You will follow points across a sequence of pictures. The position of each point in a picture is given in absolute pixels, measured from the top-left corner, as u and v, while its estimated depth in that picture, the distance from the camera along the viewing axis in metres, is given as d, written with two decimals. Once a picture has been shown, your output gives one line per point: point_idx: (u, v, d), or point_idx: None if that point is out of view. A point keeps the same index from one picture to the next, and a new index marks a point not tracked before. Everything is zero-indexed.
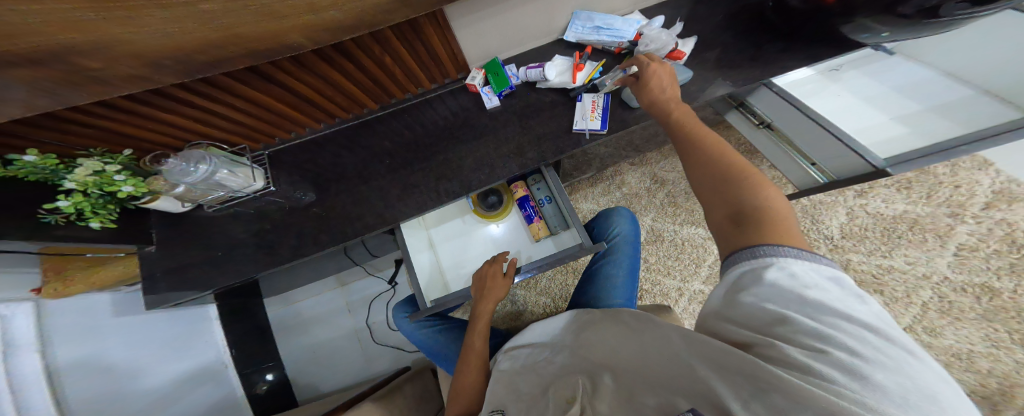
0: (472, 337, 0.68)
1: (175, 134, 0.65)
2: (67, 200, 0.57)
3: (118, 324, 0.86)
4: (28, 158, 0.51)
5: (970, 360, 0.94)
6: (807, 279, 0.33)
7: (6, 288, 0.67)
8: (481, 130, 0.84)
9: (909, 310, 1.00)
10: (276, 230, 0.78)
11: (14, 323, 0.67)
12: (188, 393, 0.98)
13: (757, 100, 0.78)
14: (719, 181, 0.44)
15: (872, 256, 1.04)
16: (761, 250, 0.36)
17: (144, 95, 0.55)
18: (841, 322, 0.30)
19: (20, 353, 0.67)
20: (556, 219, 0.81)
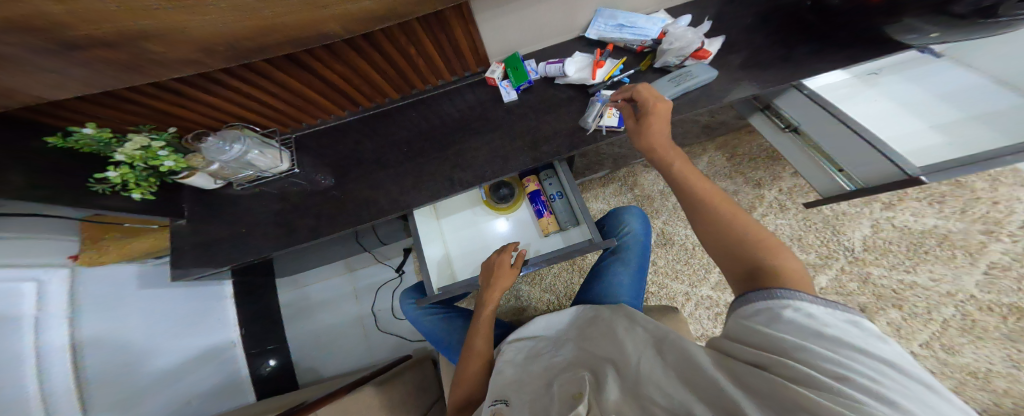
0: (473, 337, 0.66)
1: (216, 116, 0.70)
2: (115, 171, 0.60)
3: (141, 296, 0.89)
4: (86, 130, 0.54)
5: (987, 379, 0.90)
6: (824, 318, 0.33)
7: (42, 254, 0.71)
8: (499, 123, 0.84)
9: (928, 327, 0.95)
10: (295, 210, 0.81)
11: (48, 285, 0.71)
12: (197, 368, 0.98)
13: (785, 101, 0.75)
14: (729, 241, 0.45)
15: (895, 270, 1.00)
16: (777, 293, 0.37)
17: (192, 79, 0.59)
18: (861, 355, 0.30)
19: (53, 318, 0.71)
20: (567, 215, 0.80)
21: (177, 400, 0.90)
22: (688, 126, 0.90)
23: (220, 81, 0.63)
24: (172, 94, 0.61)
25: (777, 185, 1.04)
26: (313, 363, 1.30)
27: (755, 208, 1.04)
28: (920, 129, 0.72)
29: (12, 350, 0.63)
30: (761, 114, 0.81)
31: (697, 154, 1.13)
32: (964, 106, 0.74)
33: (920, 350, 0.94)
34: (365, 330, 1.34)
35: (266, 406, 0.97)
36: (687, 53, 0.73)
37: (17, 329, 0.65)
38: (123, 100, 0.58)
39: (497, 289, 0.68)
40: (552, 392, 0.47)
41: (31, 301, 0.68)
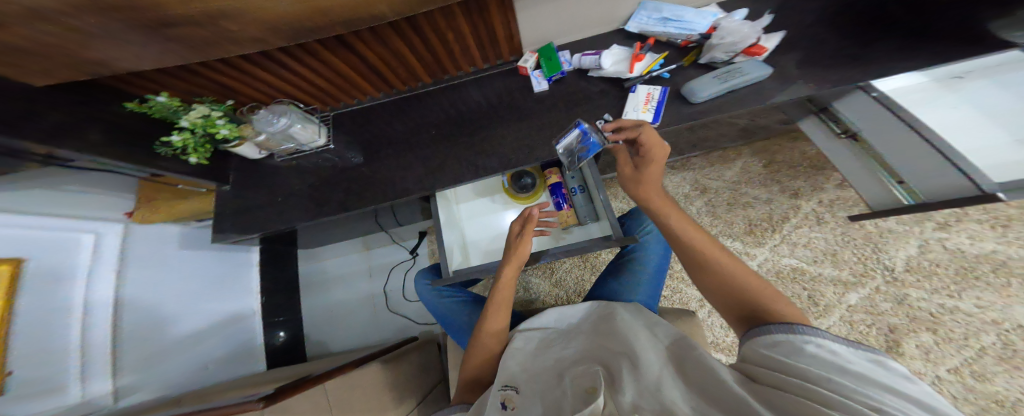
0: (483, 336, 0.61)
1: (268, 92, 0.75)
2: (179, 136, 0.67)
3: (182, 256, 0.96)
4: (159, 98, 0.61)
5: (1012, 408, 0.75)
6: (846, 355, 0.32)
7: (101, 208, 0.80)
8: (528, 112, 0.84)
9: (961, 352, 0.80)
10: (325, 184, 0.83)
11: (104, 239, 0.77)
12: (221, 331, 1.02)
13: (846, 106, 0.67)
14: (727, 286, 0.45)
15: (935, 294, 0.85)
16: (794, 330, 0.36)
17: (251, 57, 0.64)
18: (890, 392, 0.28)
19: (103, 268, 0.76)
20: (586, 210, 0.79)
21: (198, 362, 0.93)
22: (724, 129, 0.87)
23: (275, 59, 0.66)
24: (230, 67, 0.65)
25: (817, 196, 0.98)
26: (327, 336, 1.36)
27: (788, 219, 0.99)
28: (1004, 140, 0.54)
29: (59, 301, 0.67)
30: (813, 117, 0.73)
31: (731, 159, 1.08)
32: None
33: (947, 376, 0.80)
34: (377, 308, 1.38)
35: (272, 376, 1.00)
36: (739, 49, 0.70)
37: (71, 277, 0.70)
38: (192, 73, 0.65)
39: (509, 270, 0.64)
40: (564, 383, 0.47)
41: (87, 251, 0.74)
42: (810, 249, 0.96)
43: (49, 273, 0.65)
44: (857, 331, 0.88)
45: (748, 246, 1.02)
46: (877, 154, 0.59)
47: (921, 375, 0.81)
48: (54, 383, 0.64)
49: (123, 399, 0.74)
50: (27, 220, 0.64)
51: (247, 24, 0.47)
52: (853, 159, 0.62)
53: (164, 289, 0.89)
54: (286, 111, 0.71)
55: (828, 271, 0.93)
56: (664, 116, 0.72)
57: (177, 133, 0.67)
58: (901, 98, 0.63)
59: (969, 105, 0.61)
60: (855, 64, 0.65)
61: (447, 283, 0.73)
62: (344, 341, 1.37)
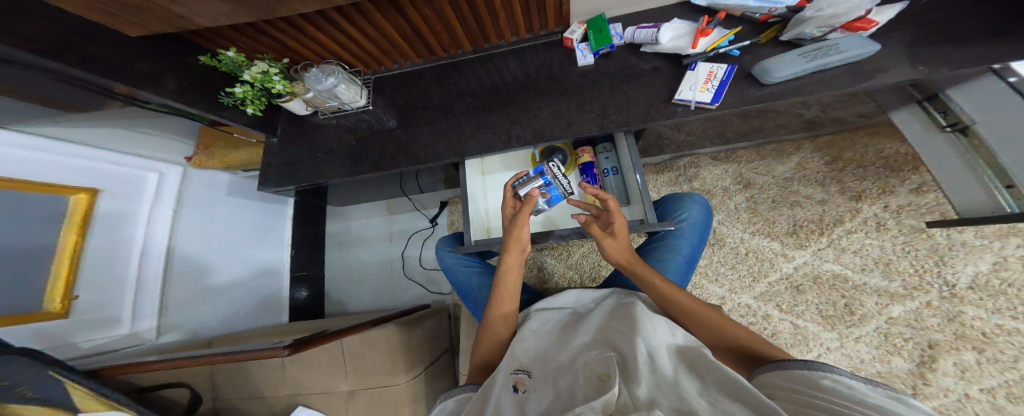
0: (494, 321, 0.62)
1: (320, 53, 0.76)
2: (241, 88, 0.70)
3: (230, 203, 1.02)
4: (228, 53, 0.65)
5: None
6: (864, 390, 0.30)
7: (165, 152, 0.85)
8: (570, 85, 0.80)
9: (1004, 374, 0.75)
10: (361, 144, 0.85)
11: (167, 178, 0.84)
12: (255, 280, 1.10)
13: (962, 95, 0.57)
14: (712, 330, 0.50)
15: (996, 313, 0.78)
16: (802, 367, 0.36)
17: (312, 17, 0.64)
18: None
19: (161, 204, 0.82)
20: (618, 191, 0.76)
21: (230, 308, 1.00)
22: (785, 119, 0.81)
23: (330, 19, 0.66)
24: (290, 26, 0.66)
25: (883, 199, 0.90)
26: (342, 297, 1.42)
27: (841, 222, 0.93)
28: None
29: (125, 236, 0.74)
30: (914, 106, 0.62)
31: (788, 153, 1.01)
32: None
33: (977, 394, 0.76)
34: (394, 271, 1.42)
35: (288, 329, 1.06)
36: (837, 23, 0.62)
37: (132, 216, 0.76)
38: (254, 30, 0.66)
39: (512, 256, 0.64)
40: (576, 368, 0.45)
41: (150, 188, 0.80)
42: (860, 256, 0.90)
43: (110, 215, 0.71)
44: (889, 343, 0.84)
45: (788, 247, 0.97)
46: (989, 151, 0.50)
47: (947, 391, 0.77)
48: (109, 314, 0.71)
49: (165, 336, 0.82)
50: (103, 154, 0.71)
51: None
52: (954, 155, 0.54)
53: (209, 237, 0.95)
54: (334, 72, 0.72)
55: (874, 281, 0.88)
56: (725, 98, 0.66)
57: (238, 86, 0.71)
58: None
59: None
60: (963, 48, 0.56)
61: (470, 252, 0.74)
62: (357, 306, 1.41)
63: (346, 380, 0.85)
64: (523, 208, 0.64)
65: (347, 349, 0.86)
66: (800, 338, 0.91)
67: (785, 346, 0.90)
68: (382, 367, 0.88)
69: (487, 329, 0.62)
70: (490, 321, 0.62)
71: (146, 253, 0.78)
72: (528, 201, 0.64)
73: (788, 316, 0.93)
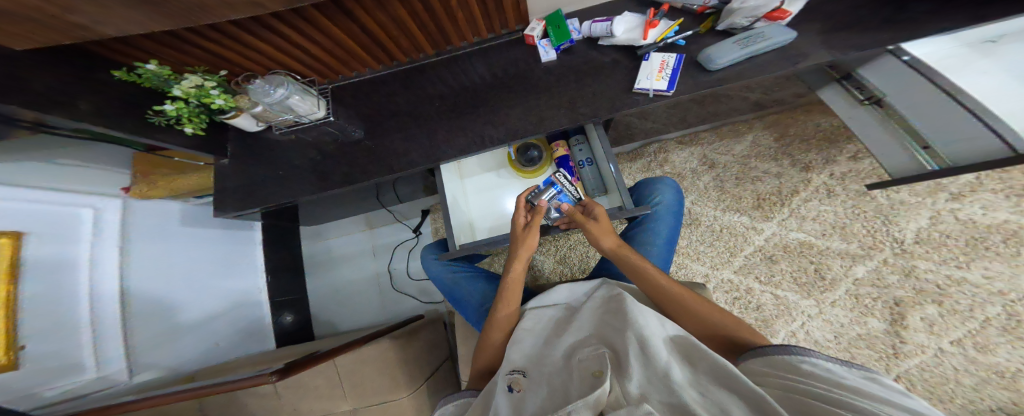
0: (492, 330, 0.64)
1: (260, 61, 0.70)
2: (172, 105, 0.64)
3: (185, 233, 0.95)
4: (148, 66, 0.59)
5: (1013, 378, 0.75)
6: (841, 374, 0.32)
7: (100, 183, 0.78)
8: (536, 83, 0.80)
9: (965, 324, 0.80)
10: (330, 157, 0.81)
11: (106, 213, 0.76)
12: (232, 310, 1.03)
13: (871, 71, 0.63)
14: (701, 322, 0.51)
15: (944, 265, 0.84)
16: (782, 352, 0.38)
17: (246, 22, 0.59)
18: (879, 404, 0.28)
19: (103, 245, 0.75)
20: (595, 181, 0.77)
21: (207, 340, 0.94)
22: (735, 103, 0.86)
23: (267, 24, 0.61)
24: (221, 33, 0.60)
25: (829, 168, 0.96)
26: (330, 317, 1.36)
27: (798, 193, 0.99)
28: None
29: (65, 282, 0.67)
30: (835, 85, 0.68)
31: (743, 132, 1.08)
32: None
33: (950, 348, 0.80)
34: (380, 286, 1.38)
35: (276, 355, 1.01)
36: (762, 13, 0.64)
37: (72, 260, 0.69)
38: (179, 39, 0.60)
39: (522, 259, 0.68)
40: (571, 369, 0.46)
41: (88, 227, 0.72)
42: (819, 223, 0.96)
43: (46, 263, 0.64)
44: (861, 304, 0.89)
45: (755, 220, 1.02)
46: (906, 120, 0.54)
47: (922, 347, 0.82)
48: (71, 361, 0.66)
49: (139, 376, 0.77)
50: (21, 193, 0.62)
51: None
52: (875, 124, 0.58)
53: (169, 272, 0.88)
54: (283, 83, 0.67)
55: (836, 244, 0.93)
56: (679, 85, 0.68)
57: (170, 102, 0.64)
58: (940, 66, 0.57)
59: (1008, 67, 0.55)
60: (886, 26, 0.60)
61: (457, 257, 0.71)
62: (342, 328, 1.35)
63: (348, 401, 0.84)
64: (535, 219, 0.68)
65: (343, 368, 0.84)
66: (782, 308, 0.95)
67: (769, 317, 0.95)
68: (383, 384, 0.87)
69: (488, 336, 0.64)
70: (488, 331, 0.65)
71: (96, 297, 0.72)
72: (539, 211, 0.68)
73: (768, 287, 0.98)
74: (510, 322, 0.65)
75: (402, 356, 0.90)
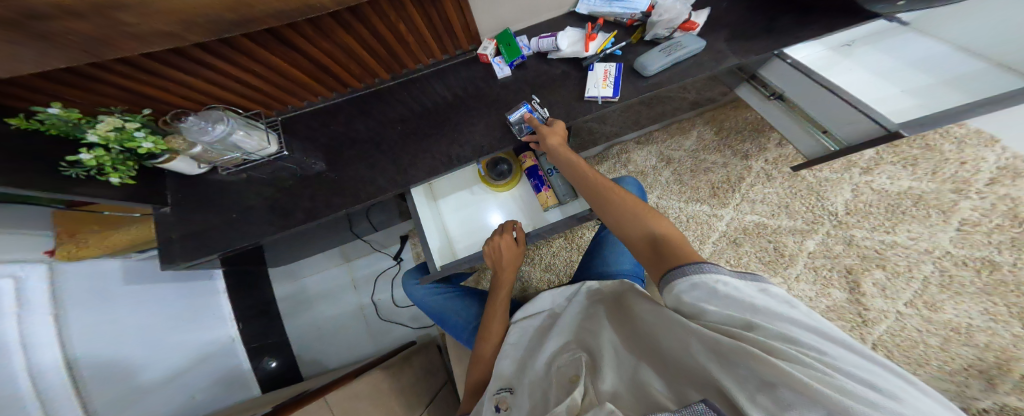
0: (482, 344, 0.63)
1: (192, 97, 0.57)
2: (89, 153, 0.50)
3: (131, 293, 0.84)
4: (51, 111, 0.44)
5: (969, 334, 0.81)
6: (747, 292, 0.35)
7: (16, 249, 0.66)
8: (497, 101, 0.73)
9: (910, 285, 0.88)
10: (287, 194, 0.70)
11: (28, 282, 0.66)
12: (195, 366, 0.94)
13: (769, 72, 0.69)
14: (632, 216, 0.50)
15: (875, 232, 0.93)
16: (696, 273, 0.38)
17: (166, 55, 0.47)
18: (790, 326, 0.32)
19: (33, 315, 0.66)
20: (565, 187, 0.71)
21: (180, 395, 0.88)
22: (676, 103, 0.93)
23: (196, 57, 0.50)
24: (138, 69, 0.48)
25: (763, 155, 1.05)
26: (317, 356, 1.28)
27: (744, 178, 1.06)
28: (894, 91, 0.60)
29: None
30: (747, 84, 0.77)
31: (688, 129, 1.16)
32: (944, 67, 0.61)
33: (906, 309, 0.87)
34: (365, 320, 1.33)
35: (259, 401, 0.96)
36: (675, 25, 0.69)
37: (5, 342, 0.61)
38: (87, 77, 0.47)
39: (507, 277, 0.65)
40: (552, 379, 0.46)
41: (9, 299, 0.63)
42: (767, 204, 1.03)
43: None
44: (821, 277, 0.95)
45: (715, 208, 1.08)
46: (802, 111, 0.64)
47: (884, 313, 0.88)
48: None
49: None
50: None
51: (132, 17, 0.35)
52: (788, 118, 0.67)
53: (120, 332, 0.79)
54: (222, 118, 0.56)
55: (785, 222, 1.01)
56: (623, 91, 0.70)
57: (84, 150, 0.50)
58: (815, 64, 0.66)
59: (861, 67, 0.66)
60: (808, 27, 0.66)
61: (437, 279, 0.69)
62: (329, 365, 1.28)
63: None
64: (508, 246, 0.64)
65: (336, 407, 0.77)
66: None
67: None
68: None
69: (478, 349, 0.63)
70: (479, 345, 0.63)
71: (37, 369, 0.64)
72: (520, 241, 0.65)
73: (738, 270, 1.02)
74: (500, 337, 0.63)
75: (392, 387, 0.86)
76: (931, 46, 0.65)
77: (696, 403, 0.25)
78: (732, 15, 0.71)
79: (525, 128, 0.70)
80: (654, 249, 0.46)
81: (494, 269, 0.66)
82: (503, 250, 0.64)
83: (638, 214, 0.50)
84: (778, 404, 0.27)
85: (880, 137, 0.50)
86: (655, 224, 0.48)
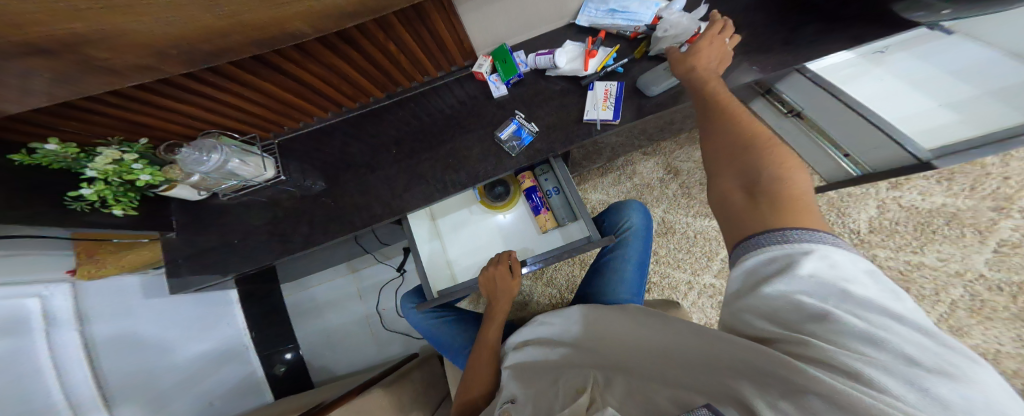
0: (478, 358, 0.62)
1: (186, 123, 0.56)
2: (90, 188, 0.50)
3: (149, 307, 0.84)
4: (48, 147, 0.45)
5: (996, 361, 0.81)
6: (847, 272, 0.29)
7: (37, 270, 0.66)
8: (492, 121, 0.71)
9: (936, 309, 0.85)
10: (284, 220, 0.70)
11: (52, 301, 0.67)
12: (211, 373, 0.95)
13: (786, 88, 0.66)
14: (743, 153, 0.42)
15: (901, 252, 0.89)
16: (791, 236, 0.33)
17: (158, 86, 0.47)
18: (890, 324, 0.26)
19: (58, 330, 0.67)
20: (564, 210, 0.68)
21: (201, 400, 0.89)
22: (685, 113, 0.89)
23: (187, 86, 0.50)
24: (129, 100, 0.48)
25: None
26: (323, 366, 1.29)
27: None
28: (932, 106, 0.58)
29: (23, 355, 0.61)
30: (761, 99, 0.72)
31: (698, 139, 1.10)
32: (995, 77, 0.58)
33: None
34: (371, 332, 1.31)
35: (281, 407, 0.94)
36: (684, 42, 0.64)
37: (38, 363, 0.63)
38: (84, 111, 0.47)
39: (503, 304, 0.64)
40: (558, 385, 0.44)
41: (38, 316, 0.64)
42: None
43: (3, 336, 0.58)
44: None
45: None
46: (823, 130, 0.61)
47: None
48: None
49: None
50: None
51: (104, 52, 0.34)
52: (806, 138, 0.65)
53: (139, 343, 0.79)
54: (215, 146, 0.55)
55: None
56: (623, 113, 0.67)
57: (85, 185, 0.51)
58: (833, 77, 0.63)
59: (897, 77, 0.63)
60: (821, 38, 0.62)
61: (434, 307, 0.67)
62: (338, 371, 1.27)
63: None
64: (505, 276, 0.63)
65: None
66: None
67: None
68: None
69: (475, 357, 0.62)
70: (473, 360, 0.62)
71: (69, 383, 0.65)
72: (513, 270, 0.63)
73: None
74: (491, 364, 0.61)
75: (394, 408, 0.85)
76: (980, 52, 0.60)
77: (699, 408, 0.27)
78: (741, 23, 0.68)
79: (516, 143, 0.68)
80: (749, 195, 0.39)
81: (489, 298, 0.65)
82: (499, 279, 0.63)
83: (751, 153, 0.42)
84: (804, 411, 0.25)
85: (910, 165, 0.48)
86: (768, 168, 0.39)
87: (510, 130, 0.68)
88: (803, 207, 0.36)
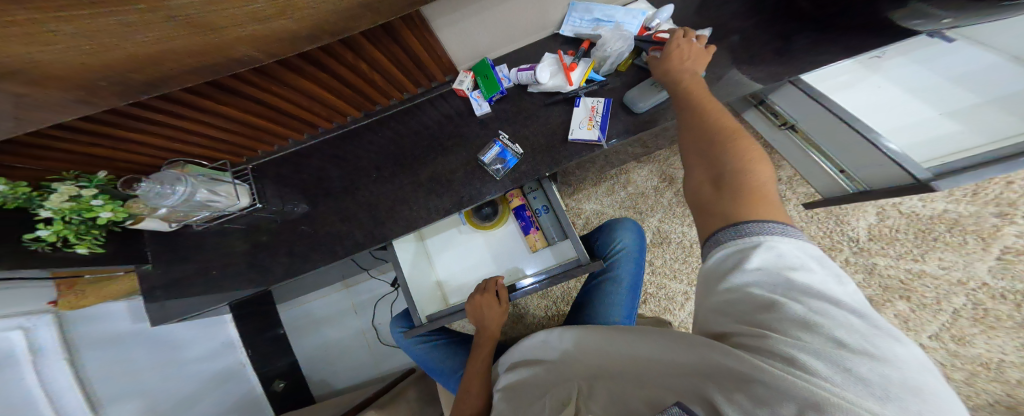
0: (469, 383, 0.59)
1: (147, 153, 0.54)
2: (47, 229, 0.48)
3: (140, 333, 0.78)
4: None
5: (999, 369, 0.81)
6: (794, 260, 0.30)
7: (13, 303, 0.58)
8: (475, 142, 0.69)
9: (937, 318, 0.85)
10: (263, 249, 0.68)
11: (37, 333, 0.60)
12: (210, 394, 0.90)
13: (780, 98, 0.65)
14: (709, 145, 0.43)
15: (902, 260, 0.88)
16: (747, 228, 0.34)
17: (109, 118, 0.45)
18: (828, 308, 0.27)
19: (45, 362, 0.61)
20: (554, 229, 0.66)
21: None
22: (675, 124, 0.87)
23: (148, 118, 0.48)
24: (79, 133, 0.45)
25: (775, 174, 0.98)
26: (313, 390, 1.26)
27: None
28: (932, 115, 0.57)
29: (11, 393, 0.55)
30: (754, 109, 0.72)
31: None
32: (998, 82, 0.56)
33: (929, 343, 0.85)
34: (367, 346, 1.26)
35: None
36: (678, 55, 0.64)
37: (29, 399, 0.57)
38: (27, 146, 0.44)
39: (494, 330, 0.62)
40: (545, 396, 0.43)
41: (23, 351, 0.58)
42: None
43: None
44: None
45: None
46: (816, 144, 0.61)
47: None
48: None
49: None
50: None
51: (21, 86, 0.30)
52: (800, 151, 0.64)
53: (133, 370, 0.74)
54: (179, 177, 0.52)
55: None
56: (610, 131, 0.65)
57: (41, 226, 0.48)
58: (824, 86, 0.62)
59: (895, 85, 0.62)
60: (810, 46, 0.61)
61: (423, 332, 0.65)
62: (336, 387, 1.25)
63: None
64: (491, 303, 0.62)
65: None
66: None
67: None
68: None
69: (466, 384, 0.60)
70: (466, 385, 0.60)
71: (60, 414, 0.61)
72: (501, 297, 0.62)
73: None
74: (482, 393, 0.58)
75: None
76: (980, 59, 0.59)
77: (672, 407, 0.28)
78: (727, 31, 0.66)
79: (500, 166, 0.66)
80: (716, 189, 0.39)
81: (478, 326, 0.64)
82: (484, 305, 0.62)
83: (716, 147, 0.42)
84: (755, 402, 0.26)
85: (907, 187, 0.46)
86: (734, 160, 0.40)
87: (493, 152, 0.67)
88: (767, 201, 0.36)
